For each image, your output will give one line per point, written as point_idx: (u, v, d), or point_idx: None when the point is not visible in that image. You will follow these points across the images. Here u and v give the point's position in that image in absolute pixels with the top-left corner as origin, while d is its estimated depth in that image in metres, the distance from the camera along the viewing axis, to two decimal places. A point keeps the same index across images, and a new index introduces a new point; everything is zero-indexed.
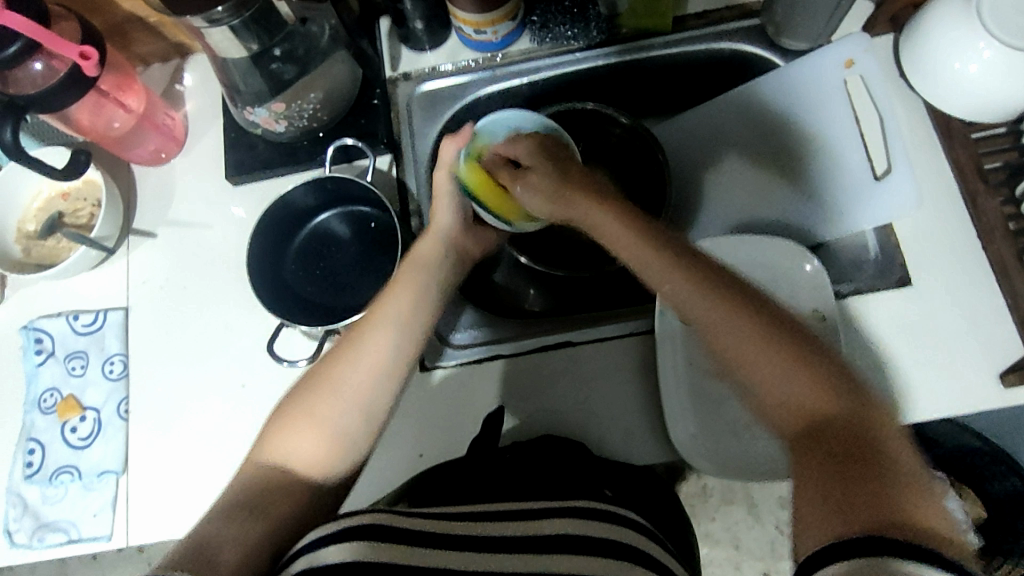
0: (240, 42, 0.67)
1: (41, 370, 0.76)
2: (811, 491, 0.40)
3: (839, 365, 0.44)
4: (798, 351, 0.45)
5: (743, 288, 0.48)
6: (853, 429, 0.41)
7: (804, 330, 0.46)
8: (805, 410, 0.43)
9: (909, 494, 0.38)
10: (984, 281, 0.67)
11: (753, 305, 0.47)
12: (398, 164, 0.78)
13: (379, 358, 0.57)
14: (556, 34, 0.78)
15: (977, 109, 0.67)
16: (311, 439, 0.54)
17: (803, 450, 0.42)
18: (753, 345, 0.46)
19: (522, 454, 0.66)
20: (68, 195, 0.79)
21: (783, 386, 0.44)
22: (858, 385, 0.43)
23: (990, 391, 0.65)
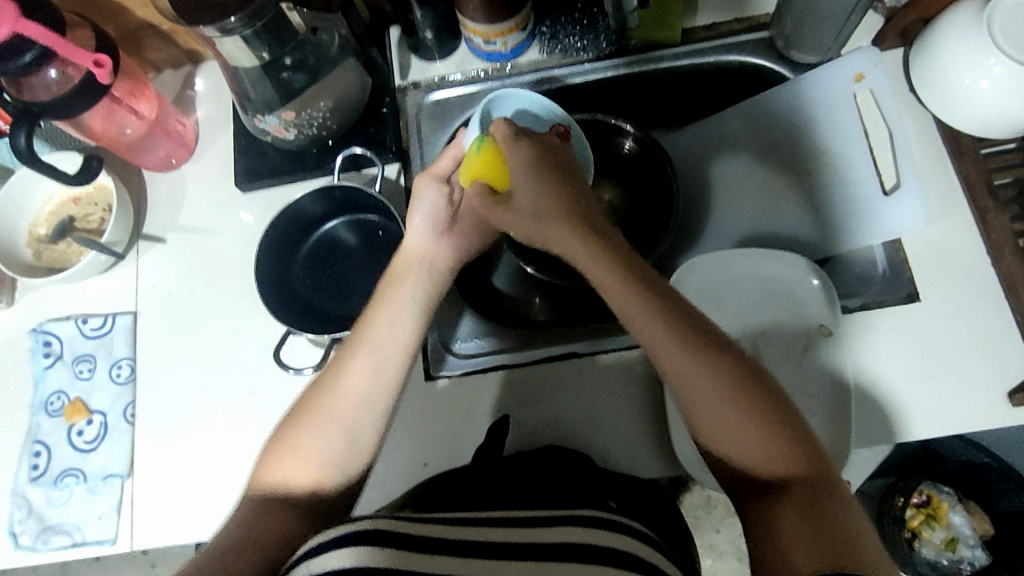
0: (251, 52, 0.67)
1: (49, 373, 0.76)
2: (797, 536, 0.47)
3: (792, 421, 0.51)
4: (763, 412, 0.51)
5: (716, 338, 0.53)
6: (812, 484, 0.49)
7: (769, 387, 0.52)
8: (770, 463, 0.51)
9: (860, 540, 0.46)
10: (994, 298, 0.67)
11: (728, 359, 0.52)
12: (406, 172, 0.78)
13: (359, 386, 0.56)
14: (566, 45, 0.79)
15: (987, 125, 0.67)
16: (300, 471, 0.55)
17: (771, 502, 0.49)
18: (729, 402, 0.51)
19: (526, 464, 0.66)
20: (79, 200, 0.80)
21: (752, 440, 0.51)
22: (810, 444, 0.51)
23: (999, 410, 0.65)
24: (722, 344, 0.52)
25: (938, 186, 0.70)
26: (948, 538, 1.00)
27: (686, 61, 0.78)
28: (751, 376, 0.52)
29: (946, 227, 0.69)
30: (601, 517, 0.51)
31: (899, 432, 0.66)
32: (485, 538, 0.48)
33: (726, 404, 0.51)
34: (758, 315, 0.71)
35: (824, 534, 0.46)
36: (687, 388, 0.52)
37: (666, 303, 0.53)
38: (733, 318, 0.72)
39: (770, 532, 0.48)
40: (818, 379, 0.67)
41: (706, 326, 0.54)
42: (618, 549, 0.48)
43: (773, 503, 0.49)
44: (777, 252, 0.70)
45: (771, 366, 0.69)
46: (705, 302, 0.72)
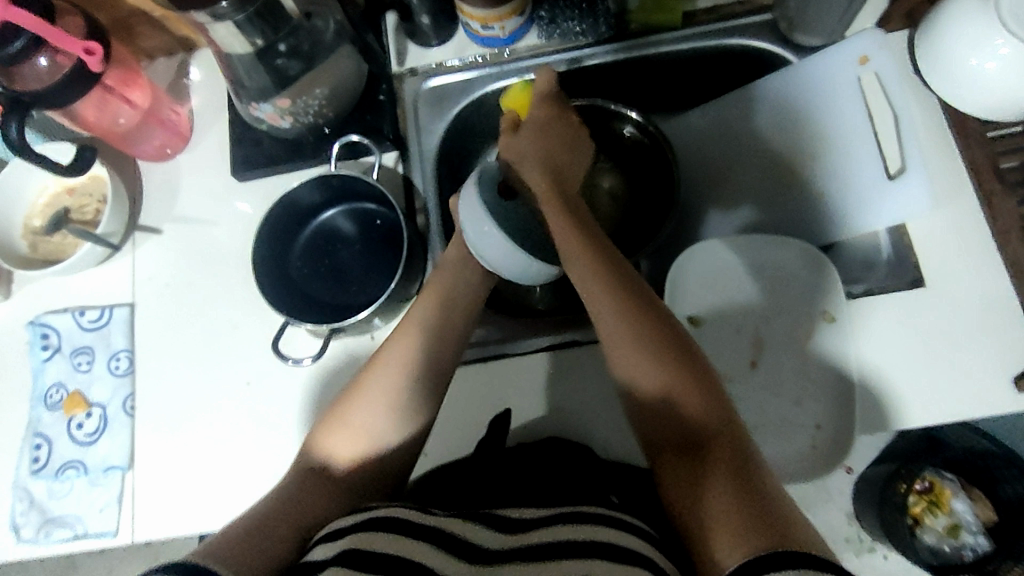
0: (244, 38, 0.66)
1: (47, 366, 0.76)
2: (716, 509, 0.46)
3: (715, 388, 0.52)
4: (690, 379, 0.52)
5: (661, 318, 0.54)
6: (733, 456, 0.48)
7: (698, 355, 0.53)
8: (696, 433, 0.51)
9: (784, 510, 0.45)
10: (1000, 284, 0.66)
11: (665, 337, 0.53)
12: (404, 160, 0.78)
13: (406, 358, 0.59)
14: (564, 30, 0.78)
15: (993, 106, 0.66)
16: (347, 442, 0.57)
17: (698, 471, 0.49)
18: (659, 366, 0.52)
19: (529, 455, 0.65)
20: (74, 190, 0.79)
21: (681, 414, 0.51)
22: (730, 413, 0.51)
23: (1003, 396, 0.64)
24: (652, 310, 0.54)
25: (944, 170, 0.69)
26: (951, 525, 1.03)
27: (688, 45, 0.77)
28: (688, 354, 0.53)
29: (954, 213, 0.68)
30: (605, 513, 0.50)
31: (903, 420, 0.65)
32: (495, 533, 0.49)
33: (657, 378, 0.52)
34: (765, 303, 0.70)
35: (747, 508, 0.45)
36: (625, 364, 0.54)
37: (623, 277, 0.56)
38: (737, 306, 0.71)
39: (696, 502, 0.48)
40: (822, 367, 0.67)
41: (654, 305, 0.55)
42: (622, 545, 0.47)
43: (694, 472, 0.49)
44: (782, 239, 0.70)
45: (775, 354, 0.69)
46: (709, 287, 0.71)
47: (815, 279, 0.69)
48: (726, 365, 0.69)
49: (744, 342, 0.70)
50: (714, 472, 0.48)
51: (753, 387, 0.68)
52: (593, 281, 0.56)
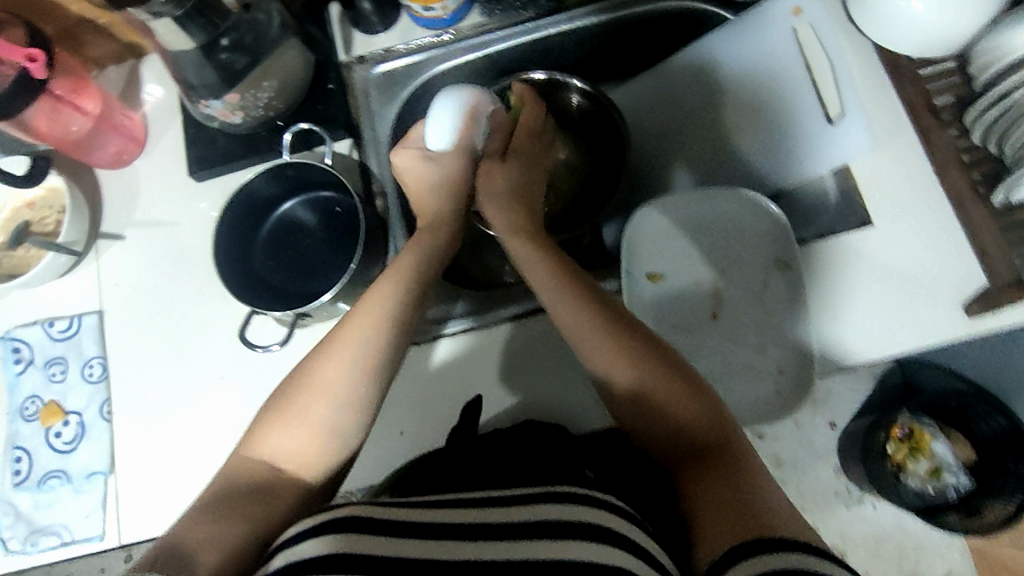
0: (185, 35, 0.66)
1: (21, 379, 0.76)
2: (703, 499, 0.50)
3: (685, 375, 0.55)
4: (670, 378, 0.55)
5: (660, 355, 0.56)
6: (709, 452, 0.52)
7: (672, 356, 0.57)
8: (683, 435, 0.54)
9: (760, 497, 0.48)
10: (943, 214, 0.68)
11: (641, 347, 0.57)
12: (359, 147, 0.79)
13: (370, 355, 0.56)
14: (506, 7, 0.78)
15: (922, 44, 0.67)
16: (298, 428, 0.54)
17: (683, 468, 0.53)
18: (632, 377, 0.56)
19: (504, 440, 0.66)
20: (33, 204, 0.79)
21: (671, 410, 0.55)
22: (704, 400, 0.55)
23: (955, 322, 0.66)
24: (617, 319, 0.58)
25: (882, 111, 0.71)
26: (933, 468, 1.04)
27: (628, 12, 0.79)
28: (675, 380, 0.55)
29: (894, 149, 0.70)
30: (580, 492, 0.49)
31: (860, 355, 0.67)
32: (461, 519, 0.48)
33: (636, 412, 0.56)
34: (721, 258, 0.72)
35: (725, 499, 0.49)
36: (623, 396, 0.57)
37: (614, 321, 0.58)
38: (692, 262, 0.73)
39: (683, 502, 0.51)
40: (780, 311, 0.68)
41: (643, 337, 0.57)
42: (588, 523, 0.46)
43: (685, 477, 0.52)
44: (734, 190, 0.73)
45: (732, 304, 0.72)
46: (663, 247, 0.73)
47: (761, 235, 0.71)
48: (689, 319, 0.71)
49: (702, 295, 0.72)
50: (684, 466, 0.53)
51: (715, 336, 0.71)
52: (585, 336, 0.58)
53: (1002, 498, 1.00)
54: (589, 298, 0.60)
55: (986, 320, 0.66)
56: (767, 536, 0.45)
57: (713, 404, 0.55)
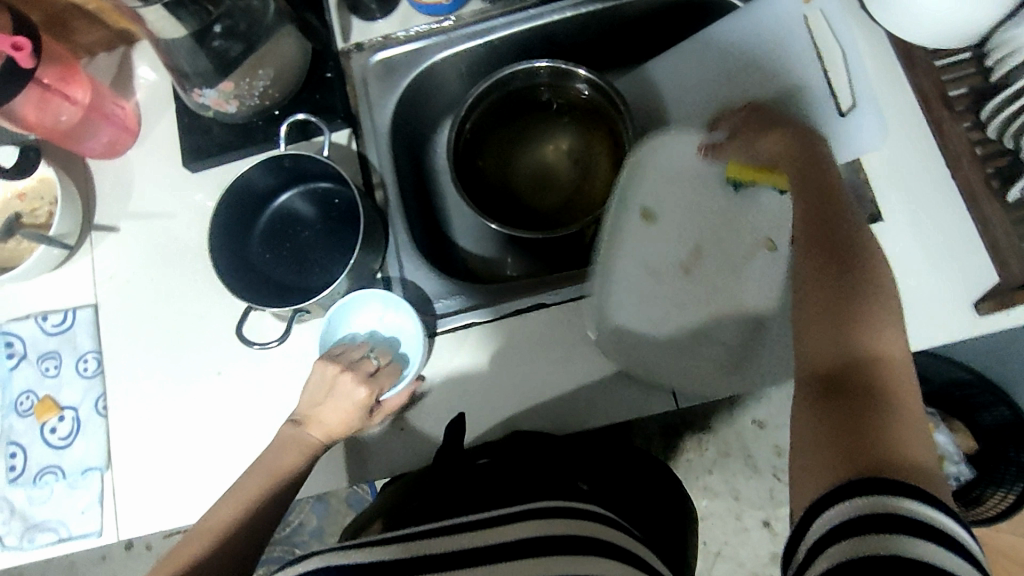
0: (176, 21, 0.64)
1: (15, 374, 0.75)
2: (815, 427, 0.46)
3: (881, 304, 0.49)
4: (851, 298, 0.49)
5: (846, 275, 0.51)
6: (864, 383, 0.46)
7: (872, 278, 0.50)
8: (842, 356, 0.48)
9: (895, 451, 0.42)
10: (955, 211, 0.67)
11: (834, 256, 0.52)
12: (357, 137, 0.77)
13: (283, 467, 0.59)
14: None
15: (940, 32, 0.65)
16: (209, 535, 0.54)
17: (822, 387, 0.47)
18: (817, 280, 0.52)
19: (502, 449, 0.65)
20: (24, 195, 0.77)
21: (833, 338, 0.49)
22: (883, 339, 0.48)
23: (965, 320, 0.65)
24: (820, 215, 0.55)
25: (895, 104, 0.69)
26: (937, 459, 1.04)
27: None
28: (884, 317, 0.48)
29: (907, 143, 0.69)
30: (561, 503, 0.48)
31: None
32: (474, 544, 0.45)
33: (817, 323, 0.50)
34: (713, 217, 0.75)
35: (859, 433, 0.43)
36: (802, 310, 0.52)
37: (815, 222, 0.54)
38: (688, 213, 0.75)
39: (804, 425, 0.47)
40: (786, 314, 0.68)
41: (861, 260, 0.51)
42: (568, 537, 0.45)
43: (825, 395, 0.47)
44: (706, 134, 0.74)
45: (711, 261, 0.73)
46: (666, 196, 0.76)
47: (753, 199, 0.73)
48: (661, 263, 0.75)
49: (683, 249, 0.75)
50: (811, 385, 0.48)
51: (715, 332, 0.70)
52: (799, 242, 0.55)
53: (1003, 488, 1.01)
54: (810, 189, 0.57)
55: (997, 318, 0.65)
56: (876, 480, 0.40)
57: (902, 346, 0.48)
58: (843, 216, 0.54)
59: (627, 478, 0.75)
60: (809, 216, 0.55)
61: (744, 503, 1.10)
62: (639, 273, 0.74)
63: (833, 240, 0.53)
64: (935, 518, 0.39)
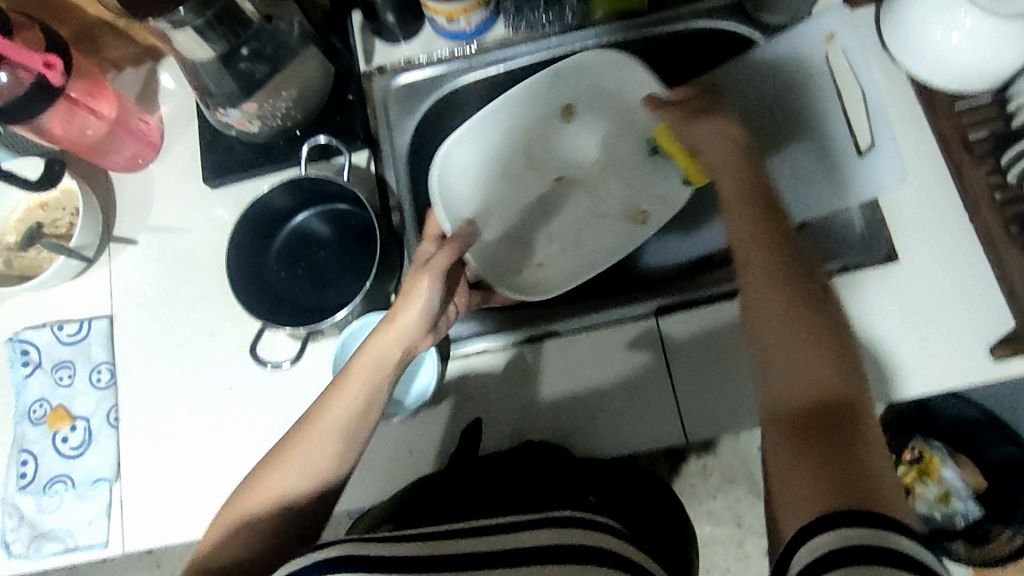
0: (206, 44, 0.66)
1: (29, 382, 0.76)
2: (796, 470, 0.43)
3: (838, 338, 0.48)
4: (812, 329, 0.48)
5: (805, 303, 0.49)
6: (841, 423, 0.44)
7: (829, 308, 0.49)
8: (815, 395, 0.46)
9: (886, 493, 0.41)
10: (972, 255, 0.67)
11: (795, 281, 0.50)
12: (376, 159, 0.78)
13: (371, 379, 0.55)
14: (531, 20, 0.78)
15: (963, 77, 0.66)
16: (295, 457, 0.53)
17: (795, 427, 0.45)
18: (776, 306, 0.49)
19: (509, 464, 0.66)
20: (46, 204, 0.78)
21: (800, 374, 0.47)
22: (850, 374, 0.47)
23: (981, 365, 0.65)
24: (777, 236, 0.52)
25: (914, 146, 0.70)
26: (941, 492, 1.03)
27: (657, 30, 0.77)
28: (841, 347, 0.48)
29: (924, 186, 0.69)
30: (567, 511, 0.48)
31: (887, 391, 0.66)
32: (480, 549, 0.45)
33: (786, 354, 0.48)
34: (616, 155, 0.80)
35: (846, 475, 0.42)
36: (761, 341, 0.49)
37: (772, 241, 0.52)
38: (599, 128, 0.80)
39: (780, 469, 0.44)
40: None
41: (817, 285, 0.50)
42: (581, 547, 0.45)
43: (801, 437, 0.44)
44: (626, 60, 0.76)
45: (576, 189, 0.80)
46: (592, 111, 0.79)
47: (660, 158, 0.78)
48: (544, 162, 0.80)
49: (570, 156, 0.81)
50: (784, 424, 0.46)
51: (726, 366, 0.70)
52: (750, 259, 0.52)
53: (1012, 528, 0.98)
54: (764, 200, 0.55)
55: (1013, 365, 0.64)
56: (877, 523, 0.39)
57: (858, 378, 0.47)
58: (791, 236, 0.53)
59: (645, 497, 0.74)
60: (769, 233, 0.52)
61: (746, 530, 1.09)
62: (523, 164, 0.80)
63: (792, 263, 0.51)
64: (915, 550, 0.38)
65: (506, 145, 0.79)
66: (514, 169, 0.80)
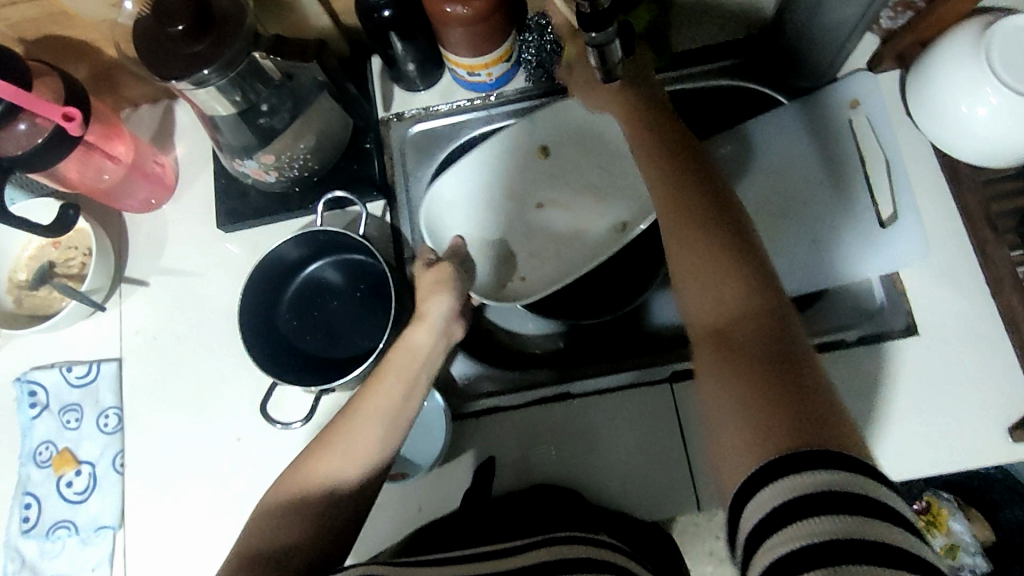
0: (225, 99, 0.65)
1: (35, 424, 0.75)
2: (724, 392, 0.44)
3: (753, 256, 0.48)
4: (725, 252, 0.48)
5: (719, 229, 0.49)
6: (763, 340, 0.44)
7: (744, 230, 0.50)
8: (735, 314, 0.46)
9: (813, 404, 0.41)
10: (993, 333, 0.66)
11: (706, 208, 0.50)
12: (392, 210, 0.77)
13: (410, 375, 0.58)
14: (551, 74, 0.77)
15: (985, 153, 0.65)
16: (339, 444, 0.54)
17: (720, 351, 0.45)
18: (692, 238, 0.49)
19: (518, 503, 0.66)
20: (59, 243, 0.78)
21: (720, 297, 0.47)
22: (770, 286, 0.47)
23: (999, 445, 0.64)
24: (686, 168, 0.53)
25: (937, 218, 0.69)
26: (948, 546, 0.97)
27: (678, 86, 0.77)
28: (755, 261, 0.48)
29: (945, 259, 0.68)
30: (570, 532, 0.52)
31: (904, 469, 0.65)
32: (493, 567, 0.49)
33: (705, 279, 0.48)
34: (593, 178, 0.76)
35: (770, 392, 0.42)
36: (675, 262, 0.50)
37: (682, 174, 0.52)
38: (575, 158, 0.77)
39: (712, 393, 0.45)
40: None
41: (723, 206, 0.50)
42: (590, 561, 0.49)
43: (726, 357, 0.45)
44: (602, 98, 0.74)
45: (558, 213, 0.77)
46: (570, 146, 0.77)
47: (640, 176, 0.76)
48: (521, 188, 0.76)
49: (543, 183, 0.77)
50: (710, 352, 0.46)
51: None
52: (662, 198, 0.52)
53: None
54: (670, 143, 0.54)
55: None
56: (811, 447, 0.39)
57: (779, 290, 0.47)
58: (703, 166, 0.53)
59: None
60: (679, 167, 0.53)
61: None
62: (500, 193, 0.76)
63: (703, 191, 0.51)
64: (889, 497, 0.38)
65: (491, 179, 0.75)
66: (492, 197, 0.76)
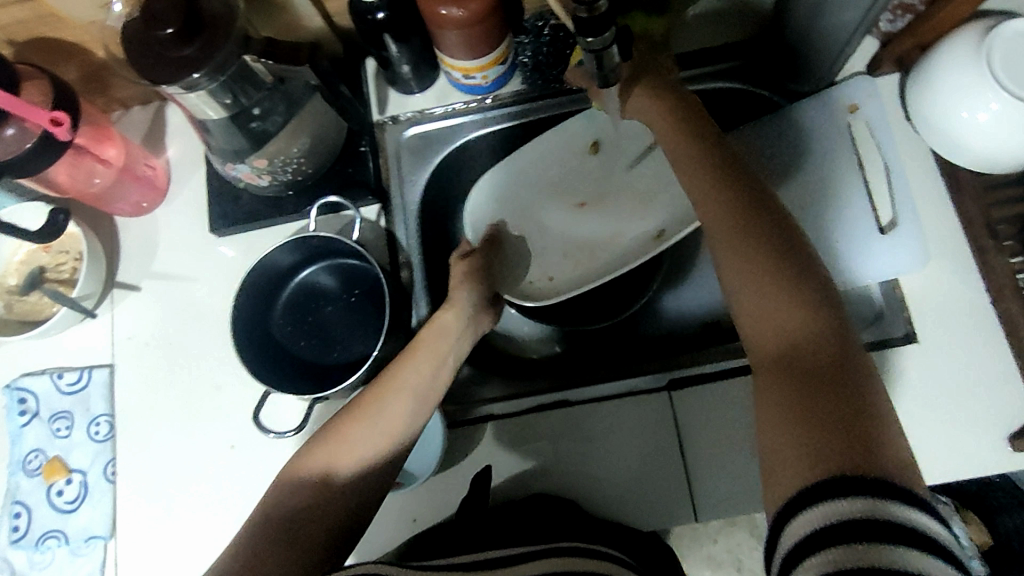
0: (216, 103, 0.64)
1: (26, 431, 0.74)
2: (785, 417, 0.42)
3: (813, 273, 0.47)
4: (784, 269, 0.47)
5: (775, 244, 0.48)
6: (827, 363, 0.43)
7: (801, 245, 0.48)
8: (796, 335, 0.45)
9: (878, 430, 0.40)
10: (992, 341, 0.65)
11: (760, 221, 0.49)
12: (387, 214, 0.76)
13: (435, 365, 0.60)
14: (547, 77, 0.76)
15: (986, 160, 0.65)
16: (361, 428, 0.55)
17: (781, 373, 0.44)
18: (747, 253, 0.48)
19: (516, 511, 0.66)
20: (49, 248, 0.77)
21: (780, 316, 0.46)
22: (832, 307, 0.45)
23: (998, 454, 0.63)
24: (736, 178, 0.51)
25: (938, 224, 0.68)
26: None
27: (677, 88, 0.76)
28: (814, 279, 0.46)
29: (945, 265, 0.67)
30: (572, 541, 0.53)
31: None
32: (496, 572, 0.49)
33: (762, 297, 0.47)
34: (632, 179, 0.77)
35: (833, 418, 0.41)
36: (726, 274, 0.49)
37: (732, 184, 0.51)
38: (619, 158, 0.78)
39: (770, 416, 0.43)
40: None
41: (777, 217, 0.49)
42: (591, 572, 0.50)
43: (789, 381, 0.43)
44: None
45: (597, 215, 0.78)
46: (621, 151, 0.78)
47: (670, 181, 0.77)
48: (566, 188, 0.78)
49: (581, 184, 0.78)
50: (770, 375, 0.45)
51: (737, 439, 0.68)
52: (712, 209, 0.50)
53: None
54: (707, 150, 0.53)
55: None
56: (869, 476, 0.38)
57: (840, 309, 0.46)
58: (750, 175, 0.51)
59: None
60: (728, 176, 0.51)
61: None
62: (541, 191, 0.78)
63: (756, 204, 0.49)
64: (924, 523, 0.37)
65: (529, 176, 0.78)
66: (532, 197, 0.78)
